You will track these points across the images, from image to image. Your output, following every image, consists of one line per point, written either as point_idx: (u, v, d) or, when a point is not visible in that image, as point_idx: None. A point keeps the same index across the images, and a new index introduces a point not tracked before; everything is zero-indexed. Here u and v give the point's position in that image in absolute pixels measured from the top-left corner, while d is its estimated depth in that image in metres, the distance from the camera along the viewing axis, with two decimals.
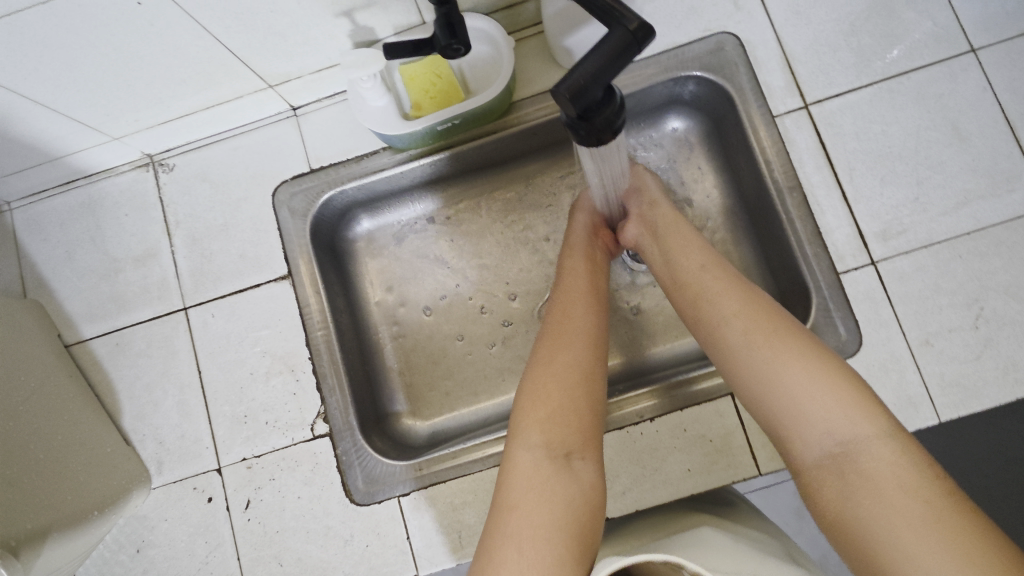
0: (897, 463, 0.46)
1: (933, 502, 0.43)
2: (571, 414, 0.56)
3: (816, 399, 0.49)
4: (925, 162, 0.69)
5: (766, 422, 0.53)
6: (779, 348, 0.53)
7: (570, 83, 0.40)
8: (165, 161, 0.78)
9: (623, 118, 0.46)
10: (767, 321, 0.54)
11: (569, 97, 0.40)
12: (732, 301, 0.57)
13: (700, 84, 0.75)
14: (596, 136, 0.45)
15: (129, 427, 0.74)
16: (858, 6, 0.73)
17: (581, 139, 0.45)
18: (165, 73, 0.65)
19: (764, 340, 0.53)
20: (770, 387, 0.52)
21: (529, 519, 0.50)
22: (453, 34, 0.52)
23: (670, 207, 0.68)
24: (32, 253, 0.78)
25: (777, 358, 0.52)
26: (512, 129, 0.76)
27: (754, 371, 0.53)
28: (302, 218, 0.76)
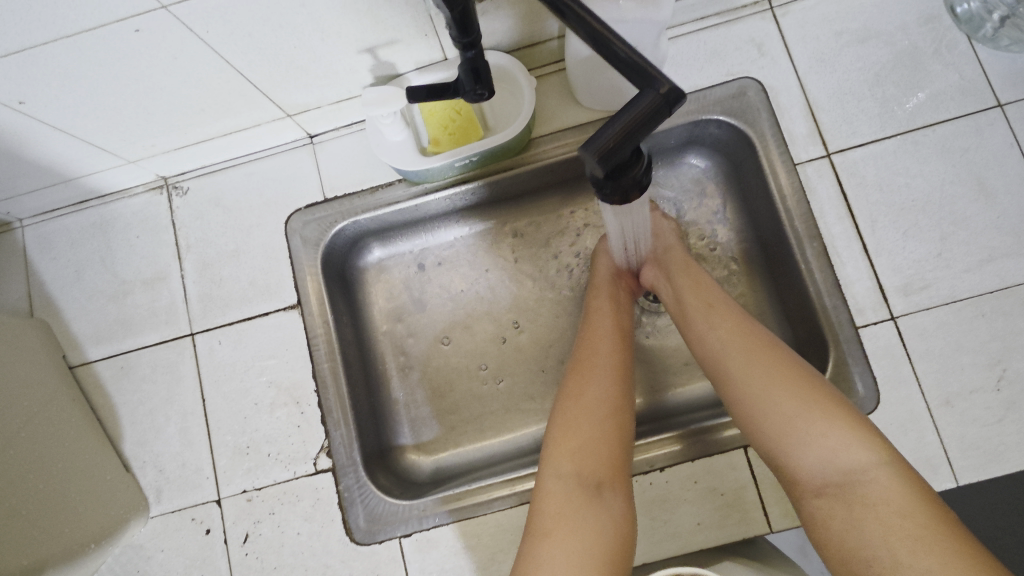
0: (898, 494, 0.46)
1: (936, 534, 0.44)
2: (605, 448, 0.55)
3: (819, 431, 0.50)
4: (949, 217, 0.68)
5: (767, 455, 0.53)
6: (784, 378, 0.53)
7: (599, 145, 0.39)
8: (179, 185, 0.78)
9: (649, 176, 0.45)
10: (771, 353, 0.55)
11: (597, 160, 0.40)
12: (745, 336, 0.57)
13: (721, 128, 0.74)
14: (622, 194, 0.45)
15: (129, 453, 0.73)
16: (883, 56, 0.72)
17: (606, 196, 0.45)
18: (185, 102, 0.64)
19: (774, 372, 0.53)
20: (770, 416, 0.52)
21: (557, 554, 0.50)
22: (477, 78, 0.51)
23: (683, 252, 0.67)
24: (41, 271, 0.77)
25: (781, 389, 0.52)
26: (529, 166, 0.75)
27: (761, 406, 0.52)
28: (314, 247, 0.75)
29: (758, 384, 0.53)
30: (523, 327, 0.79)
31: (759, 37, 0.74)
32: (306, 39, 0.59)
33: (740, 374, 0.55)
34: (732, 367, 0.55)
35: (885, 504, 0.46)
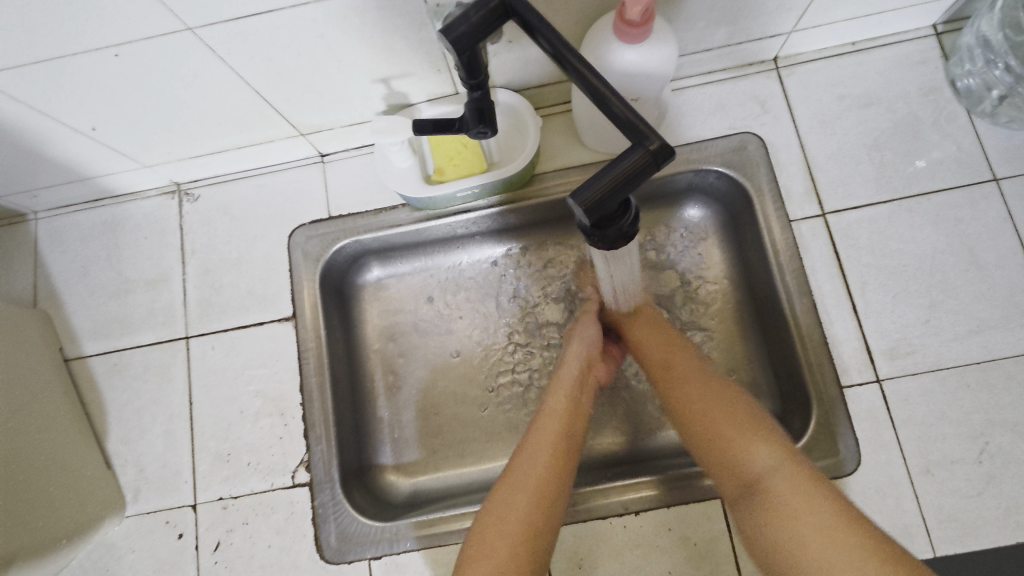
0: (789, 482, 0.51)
1: (821, 513, 0.48)
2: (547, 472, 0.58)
3: (728, 440, 0.56)
4: (939, 285, 0.69)
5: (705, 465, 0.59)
6: (708, 397, 0.60)
7: (588, 196, 0.41)
8: (191, 191, 0.80)
9: (637, 226, 0.47)
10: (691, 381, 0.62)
11: (585, 209, 0.41)
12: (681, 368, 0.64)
13: (721, 179, 0.76)
14: (609, 242, 0.46)
15: (112, 450, 0.74)
16: (884, 122, 0.74)
17: (594, 243, 0.46)
18: (203, 116, 0.67)
19: (703, 395, 0.61)
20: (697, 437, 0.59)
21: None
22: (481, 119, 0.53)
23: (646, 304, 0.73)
24: (49, 264, 0.80)
25: (699, 405, 0.60)
26: (530, 201, 0.77)
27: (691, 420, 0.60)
28: (314, 262, 0.77)
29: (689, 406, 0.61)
30: (511, 357, 0.80)
31: (763, 95, 0.76)
32: (322, 66, 0.62)
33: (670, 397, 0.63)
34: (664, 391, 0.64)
35: (770, 488, 0.51)
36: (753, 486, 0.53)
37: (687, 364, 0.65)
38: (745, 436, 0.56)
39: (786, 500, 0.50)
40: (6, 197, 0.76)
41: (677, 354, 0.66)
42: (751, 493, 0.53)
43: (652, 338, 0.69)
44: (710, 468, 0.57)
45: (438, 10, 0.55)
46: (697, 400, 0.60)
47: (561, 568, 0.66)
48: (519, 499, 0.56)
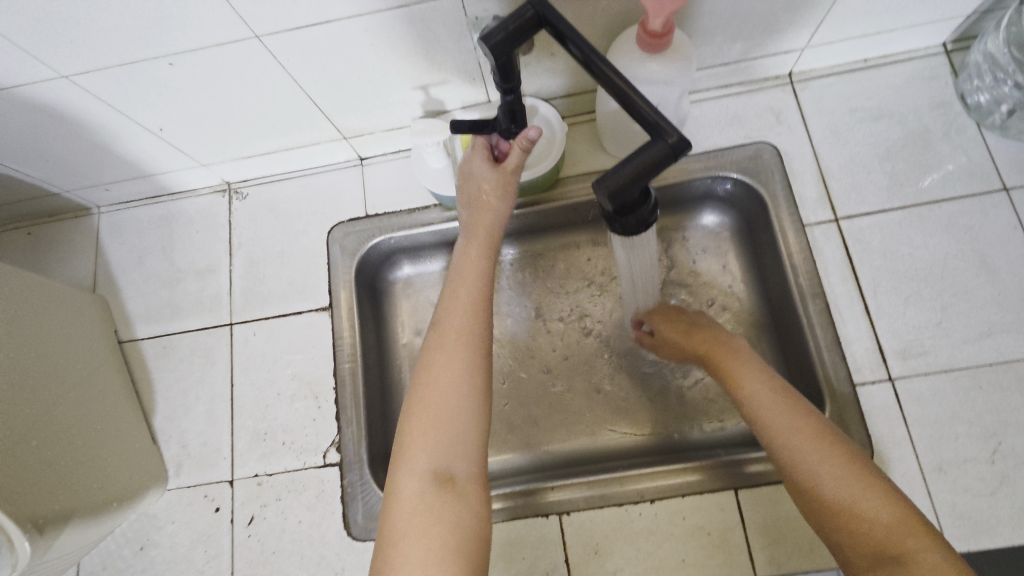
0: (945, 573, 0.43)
1: None
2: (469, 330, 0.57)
3: (864, 505, 0.48)
4: (950, 289, 0.71)
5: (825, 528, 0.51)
6: (841, 470, 0.51)
7: (611, 183, 0.45)
8: (241, 190, 0.87)
9: (656, 215, 0.51)
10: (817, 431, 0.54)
11: (608, 195, 0.45)
12: (800, 432, 0.54)
13: (737, 185, 0.79)
14: (629, 228, 0.50)
15: (158, 426, 0.79)
16: (895, 134, 0.78)
17: (615, 229, 0.51)
18: (258, 117, 0.74)
19: (836, 466, 0.51)
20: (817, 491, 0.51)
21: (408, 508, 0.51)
22: (514, 120, 0.58)
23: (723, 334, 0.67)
24: (109, 254, 0.86)
25: (828, 459, 0.51)
26: (555, 203, 0.82)
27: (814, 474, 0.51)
28: (350, 257, 0.82)
29: (820, 481, 0.51)
30: (533, 353, 0.84)
31: (778, 107, 0.80)
32: (369, 73, 0.68)
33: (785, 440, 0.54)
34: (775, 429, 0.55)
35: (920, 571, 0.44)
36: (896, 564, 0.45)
37: (809, 420, 0.55)
38: (888, 511, 0.48)
39: None
40: (76, 191, 0.84)
41: (795, 412, 0.56)
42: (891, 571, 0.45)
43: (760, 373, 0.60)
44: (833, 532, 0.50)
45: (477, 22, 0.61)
46: (823, 467, 0.51)
47: (578, 552, 0.68)
48: (449, 363, 0.55)
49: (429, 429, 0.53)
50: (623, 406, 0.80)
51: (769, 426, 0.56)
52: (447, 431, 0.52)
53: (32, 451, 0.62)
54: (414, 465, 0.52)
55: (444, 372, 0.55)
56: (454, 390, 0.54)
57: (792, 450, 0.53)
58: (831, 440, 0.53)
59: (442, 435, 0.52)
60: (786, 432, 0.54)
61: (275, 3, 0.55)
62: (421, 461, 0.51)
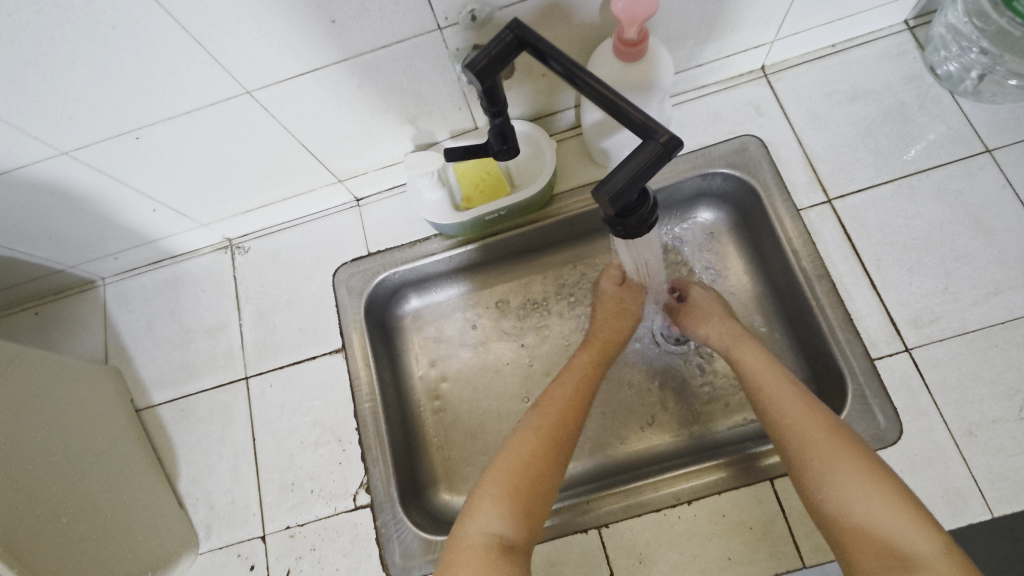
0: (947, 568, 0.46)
1: None
2: (573, 426, 0.67)
3: (871, 499, 0.51)
4: (952, 254, 0.72)
5: (827, 521, 0.53)
6: (854, 469, 0.53)
7: (610, 188, 0.47)
8: (242, 245, 0.88)
9: (657, 214, 0.52)
10: (834, 429, 0.57)
11: (608, 200, 0.47)
12: (813, 427, 0.57)
13: (728, 179, 0.81)
14: (632, 231, 0.52)
15: (183, 490, 0.78)
16: (873, 111, 0.80)
17: (618, 232, 0.52)
18: (256, 171, 0.75)
19: (847, 463, 0.54)
20: (826, 484, 0.54)
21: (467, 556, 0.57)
22: (505, 141, 0.59)
23: (739, 328, 0.71)
24: (117, 323, 0.87)
25: (842, 454, 0.54)
26: (552, 219, 0.83)
27: (826, 467, 0.54)
28: (357, 296, 0.83)
29: (831, 479, 0.53)
30: (549, 369, 0.84)
31: (756, 100, 0.83)
32: (359, 114, 0.69)
33: (800, 432, 0.57)
34: (790, 422, 0.59)
35: (925, 568, 0.47)
36: (901, 558, 0.48)
37: (824, 419, 0.58)
38: (898, 510, 0.50)
39: None
40: (80, 265, 0.85)
41: (810, 410, 0.59)
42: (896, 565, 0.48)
43: (776, 371, 0.64)
44: (837, 525, 0.52)
45: (458, 52, 0.63)
46: (837, 462, 0.54)
47: (623, 564, 0.67)
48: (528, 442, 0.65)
49: (495, 500, 0.61)
50: (646, 411, 0.81)
51: (783, 418, 0.59)
52: (515, 504, 0.61)
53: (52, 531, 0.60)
54: (485, 527, 0.59)
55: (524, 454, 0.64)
56: (527, 469, 0.63)
57: (808, 447, 0.56)
58: (844, 437, 0.56)
59: (504, 501, 0.61)
60: (800, 427, 0.58)
61: (266, 58, 0.57)
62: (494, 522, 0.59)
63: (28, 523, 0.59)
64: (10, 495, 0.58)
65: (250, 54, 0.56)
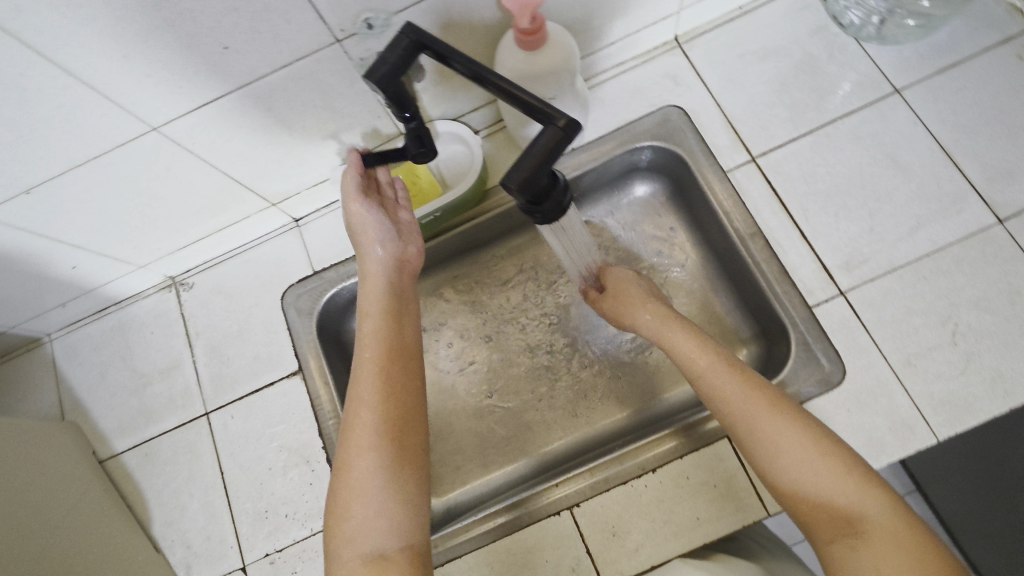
0: (895, 525, 0.47)
1: (927, 562, 0.45)
2: (402, 397, 0.53)
3: (818, 468, 0.51)
4: (874, 195, 0.75)
5: (780, 492, 0.53)
6: (802, 442, 0.52)
7: (518, 176, 0.48)
8: (186, 281, 0.87)
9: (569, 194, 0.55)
10: (773, 399, 0.56)
11: (517, 189, 0.48)
12: (752, 400, 0.56)
13: (655, 152, 0.83)
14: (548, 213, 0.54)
15: (158, 534, 0.77)
16: (785, 67, 0.82)
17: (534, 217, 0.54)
18: (182, 206, 0.75)
19: (790, 432, 0.53)
20: (773, 457, 0.53)
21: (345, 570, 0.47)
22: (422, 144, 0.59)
23: (667, 307, 0.70)
24: (69, 377, 0.85)
25: (786, 425, 0.54)
26: (490, 214, 0.84)
27: (771, 440, 0.53)
28: (308, 316, 0.83)
29: (776, 451, 0.53)
30: (509, 361, 0.87)
31: (672, 71, 0.84)
32: (275, 136, 0.69)
33: (740, 407, 0.56)
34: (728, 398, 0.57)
35: (877, 530, 0.47)
36: (851, 521, 0.49)
37: (762, 390, 0.57)
38: (845, 474, 0.50)
39: (892, 545, 0.46)
40: (21, 325, 0.83)
41: (747, 381, 0.57)
42: (850, 531, 0.48)
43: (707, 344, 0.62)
44: (791, 496, 0.52)
45: (362, 62, 0.63)
46: (782, 435, 0.53)
47: (598, 540, 0.69)
48: (361, 430, 0.51)
49: (356, 498, 0.49)
50: (608, 389, 0.83)
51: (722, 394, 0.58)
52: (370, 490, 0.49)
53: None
54: (361, 533, 0.48)
55: (374, 372, 0.54)
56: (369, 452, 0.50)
57: (748, 424, 0.55)
58: (784, 405, 0.55)
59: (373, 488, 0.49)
60: (739, 402, 0.56)
61: (163, 92, 0.57)
62: (370, 465, 0.50)
63: None
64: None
65: (147, 90, 0.56)
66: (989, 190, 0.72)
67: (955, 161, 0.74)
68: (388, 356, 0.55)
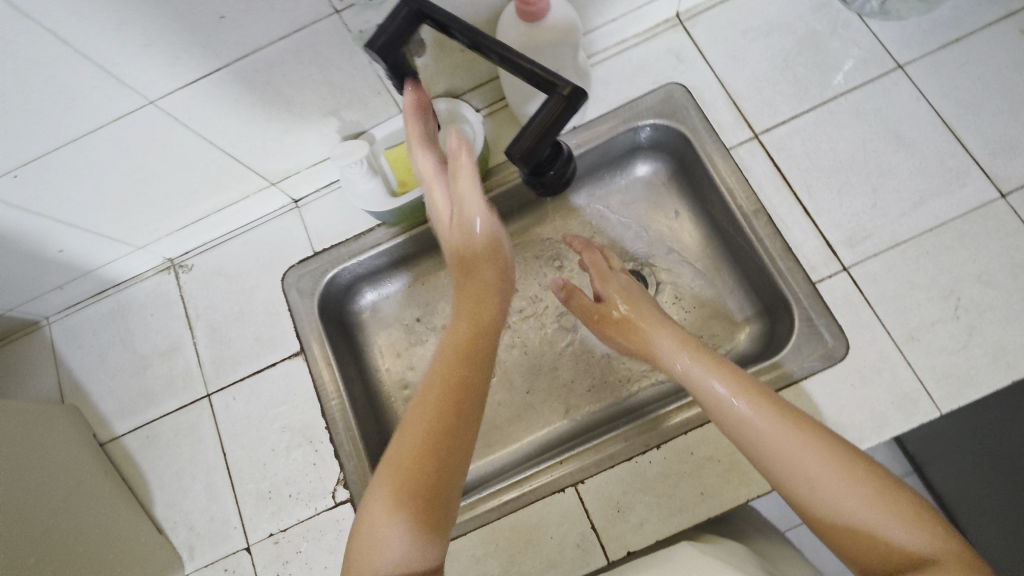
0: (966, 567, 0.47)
1: None
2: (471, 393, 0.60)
3: (884, 514, 0.50)
4: (877, 171, 0.74)
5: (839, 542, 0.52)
6: (858, 490, 0.52)
7: (521, 144, 0.48)
8: (185, 263, 0.87)
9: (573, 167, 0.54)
10: (829, 445, 0.55)
11: (521, 157, 0.48)
12: (804, 446, 0.55)
13: (657, 130, 0.83)
14: (550, 185, 0.54)
15: (161, 515, 0.77)
16: (788, 43, 0.81)
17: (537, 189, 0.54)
18: (182, 184, 0.74)
19: (851, 481, 0.52)
20: (834, 508, 0.52)
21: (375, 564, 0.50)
22: None
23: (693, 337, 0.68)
24: (68, 361, 0.85)
25: (845, 471, 0.53)
26: (492, 193, 0.83)
27: (829, 491, 0.52)
28: (309, 297, 0.82)
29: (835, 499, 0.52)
30: (512, 342, 0.87)
31: (675, 48, 0.84)
32: (275, 111, 0.68)
33: (789, 453, 0.55)
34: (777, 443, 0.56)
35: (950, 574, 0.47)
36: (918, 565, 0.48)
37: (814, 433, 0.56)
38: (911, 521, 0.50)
39: None
40: (19, 307, 0.82)
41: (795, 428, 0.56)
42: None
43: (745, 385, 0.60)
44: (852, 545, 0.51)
45: (361, 35, 0.62)
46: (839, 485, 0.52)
47: (602, 516, 0.69)
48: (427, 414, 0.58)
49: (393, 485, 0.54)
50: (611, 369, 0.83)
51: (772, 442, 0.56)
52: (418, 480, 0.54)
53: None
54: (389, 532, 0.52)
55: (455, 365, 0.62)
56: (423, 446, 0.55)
57: (807, 473, 0.54)
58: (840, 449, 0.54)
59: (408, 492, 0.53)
60: (794, 452, 0.55)
61: (162, 63, 0.56)
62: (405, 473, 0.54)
63: None
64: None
65: (145, 60, 0.55)
66: (992, 165, 0.72)
67: (958, 136, 0.74)
68: (449, 400, 0.58)
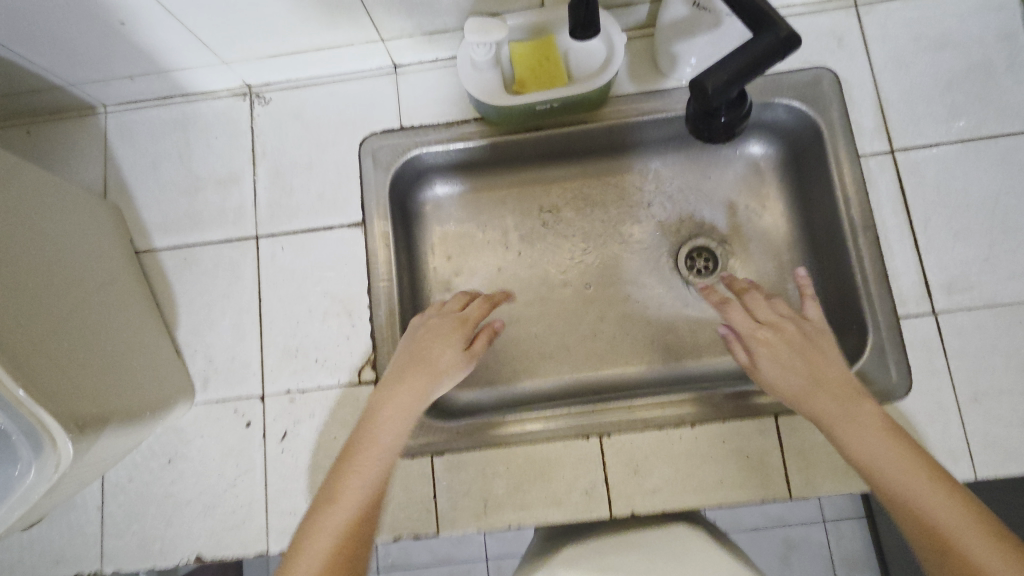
0: (938, 499, 0.54)
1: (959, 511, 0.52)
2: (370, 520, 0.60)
3: (910, 474, 0.56)
4: (1000, 226, 0.71)
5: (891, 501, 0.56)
6: (902, 457, 0.57)
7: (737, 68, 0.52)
8: (263, 94, 0.81)
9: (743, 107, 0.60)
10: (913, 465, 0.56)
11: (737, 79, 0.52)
12: (882, 449, 0.58)
13: (790, 113, 0.77)
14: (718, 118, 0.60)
15: (182, 340, 0.75)
16: (958, 65, 0.75)
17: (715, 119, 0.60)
18: (296, 6, 0.68)
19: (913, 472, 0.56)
20: (898, 477, 0.56)
21: (337, 516, 0.59)
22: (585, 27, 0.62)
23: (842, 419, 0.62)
24: (119, 157, 0.80)
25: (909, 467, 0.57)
26: (600, 124, 0.78)
27: (880, 459, 0.58)
28: (384, 171, 0.78)
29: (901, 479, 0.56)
30: (567, 281, 0.84)
31: (840, 31, 0.77)
32: None
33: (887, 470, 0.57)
34: (861, 447, 0.60)
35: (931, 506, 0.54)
36: (941, 545, 0.52)
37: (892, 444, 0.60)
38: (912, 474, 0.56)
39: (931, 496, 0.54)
40: (81, 85, 0.77)
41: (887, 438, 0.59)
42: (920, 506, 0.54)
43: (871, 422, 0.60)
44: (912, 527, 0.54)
45: None
46: (878, 451, 0.58)
47: (618, 472, 0.69)
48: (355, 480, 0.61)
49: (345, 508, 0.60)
50: (657, 336, 0.81)
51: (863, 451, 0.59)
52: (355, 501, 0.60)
53: (65, 350, 0.57)
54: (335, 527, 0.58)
55: (354, 477, 0.62)
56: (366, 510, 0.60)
57: (892, 472, 0.57)
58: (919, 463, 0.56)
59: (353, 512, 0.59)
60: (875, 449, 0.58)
61: None
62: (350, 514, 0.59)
63: (37, 331, 0.54)
64: (12, 307, 0.53)
65: None
66: None
67: None
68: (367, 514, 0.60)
